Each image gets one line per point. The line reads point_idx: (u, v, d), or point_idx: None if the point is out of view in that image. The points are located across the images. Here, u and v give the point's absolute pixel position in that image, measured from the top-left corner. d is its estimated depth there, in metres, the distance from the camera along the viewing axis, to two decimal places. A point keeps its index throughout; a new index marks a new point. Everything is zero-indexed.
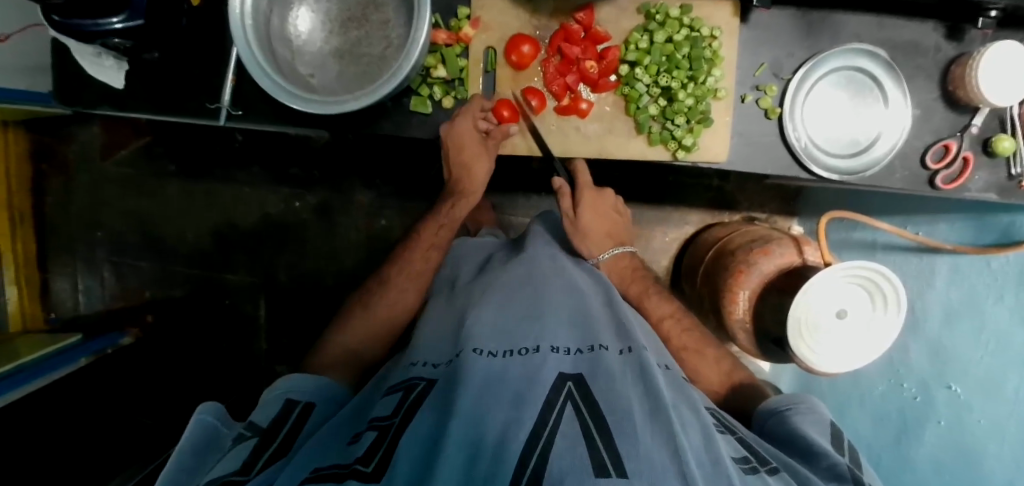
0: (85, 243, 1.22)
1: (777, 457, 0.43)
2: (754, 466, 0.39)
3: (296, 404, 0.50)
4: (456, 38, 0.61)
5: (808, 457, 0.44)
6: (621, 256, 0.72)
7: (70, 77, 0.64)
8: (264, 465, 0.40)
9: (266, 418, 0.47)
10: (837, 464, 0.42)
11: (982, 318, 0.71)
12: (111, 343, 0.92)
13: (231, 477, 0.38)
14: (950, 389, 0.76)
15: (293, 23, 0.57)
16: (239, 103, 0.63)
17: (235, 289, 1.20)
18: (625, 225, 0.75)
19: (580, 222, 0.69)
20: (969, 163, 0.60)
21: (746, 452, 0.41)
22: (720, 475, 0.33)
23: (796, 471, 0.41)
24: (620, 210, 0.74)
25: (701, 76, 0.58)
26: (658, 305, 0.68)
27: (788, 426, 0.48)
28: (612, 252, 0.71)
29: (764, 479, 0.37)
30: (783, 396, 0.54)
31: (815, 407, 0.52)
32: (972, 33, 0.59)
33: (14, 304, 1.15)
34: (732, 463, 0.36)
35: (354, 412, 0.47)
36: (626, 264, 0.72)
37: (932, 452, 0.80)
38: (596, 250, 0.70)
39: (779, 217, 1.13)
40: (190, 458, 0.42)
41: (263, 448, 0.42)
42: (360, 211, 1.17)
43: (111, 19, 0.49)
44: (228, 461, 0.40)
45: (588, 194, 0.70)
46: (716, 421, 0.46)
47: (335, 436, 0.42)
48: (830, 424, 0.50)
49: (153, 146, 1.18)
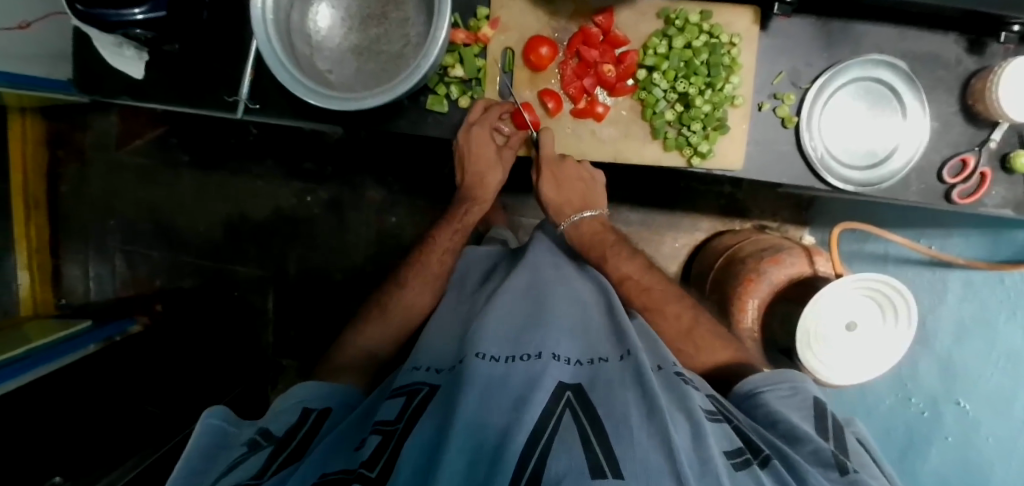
0: (97, 230, 1.23)
1: (766, 441, 0.43)
2: (747, 459, 0.37)
3: (312, 412, 0.50)
4: (475, 38, 0.61)
5: (794, 441, 0.44)
6: (586, 221, 0.69)
7: (90, 66, 0.65)
8: (278, 468, 0.40)
9: (281, 426, 0.47)
10: (821, 449, 0.42)
11: (993, 338, 0.72)
12: (119, 331, 0.94)
13: (247, 480, 0.38)
14: (959, 404, 0.77)
15: (313, 19, 0.58)
16: (256, 97, 0.64)
17: (245, 281, 1.21)
18: (596, 185, 0.68)
19: (539, 195, 0.67)
20: (986, 179, 0.59)
21: (740, 442, 0.40)
22: (712, 475, 0.33)
23: (785, 456, 0.40)
24: (590, 177, 0.67)
25: (719, 82, 0.58)
26: (624, 264, 0.66)
27: (769, 411, 0.48)
28: (574, 219, 0.68)
29: (756, 475, 0.36)
30: (764, 375, 0.53)
31: (799, 387, 0.51)
32: (993, 47, 0.59)
33: (24, 288, 1.16)
34: (723, 459, 0.36)
35: (362, 415, 0.47)
36: (597, 228, 0.69)
37: (937, 469, 0.81)
38: (557, 216, 0.69)
39: (791, 226, 1.13)
40: (201, 459, 0.42)
41: (279, 452, 0.43)
42: (371, 207, 1.17)
43: (134, 9, 0.50)
44: (243, 466, 0.41)
45: (546, 170, 0.63)
46: (713, 408, 0.45)
47: (345, 439, 0.43)
48: (813, 403, 0.49)
49: (168, 136, 1.20)
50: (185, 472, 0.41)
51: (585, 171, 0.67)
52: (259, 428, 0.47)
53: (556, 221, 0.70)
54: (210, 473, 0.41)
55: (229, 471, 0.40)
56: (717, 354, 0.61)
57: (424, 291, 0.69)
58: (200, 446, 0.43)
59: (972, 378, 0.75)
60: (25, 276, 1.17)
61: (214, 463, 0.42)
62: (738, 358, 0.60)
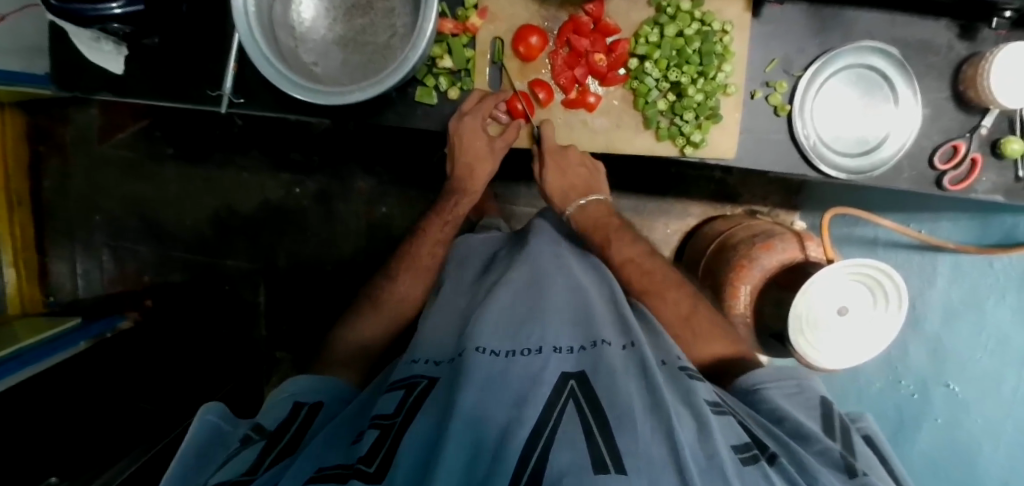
0: (82, 227, 1.21)
1: (775, 439, 0.43)
2: (755, 454, 0.37)
3: (304, 406, 0.50)
4: (463, 28, 0.60)
5: (803, 440, 0.44)
6: (592, 204, 0.69)
7: (66, 61, 0.63)
8: (271, 463, 0.40)
9: (273, 421, 0.47)
10: (830, 449, 0.42)
11: (982, 319, 0.74)
12: (111, 326, 0.96)
13: (239, 477, 0.38)
14: (949, 386, 0.79)
15: (296, 10, 0.56)
16: (241, 91, 0.62)
17: (236, 275, 1.20)
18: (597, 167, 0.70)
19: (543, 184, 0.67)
20: (977, 164, 0.59)
21: (746, 437, 0.39)
22: (719, 472, 0.33)
23: (793, 453, 0.40)
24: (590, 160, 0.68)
25: (712, 71, 0.57)
26: (624, 248, 0.66)
27: (775, 408, 0.48)
28: (584, 202, 0.69)
29: (764, 469, 0.35)
30: (768, 370, 0.53)
31: (805, 385, 0.52)
32: (985, 32, 0.58)
33: (12, 286, 1.15)
34: (728, 453, 0.35)
35: (357, 411, 0.47)
36: (602, 212, 0.69)
37: (927, 450, 0.82)
38: (562, 203, 0.69)
39: (782, 210, 1.13)
40: (195, 457, 0.42)
41: (271, 448, 0.42)
42: (361, 198, 1.16)
43: (110, 4, 0.48)
44: (234, 462, 0.40)
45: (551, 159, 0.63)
46: (713, 397, 0.44)
47: (339, 434, 0.42)
48: (820, 403, 0.50)
49: (152, 130, 1.17)
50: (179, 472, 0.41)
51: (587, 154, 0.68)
52: (251, 423, 0.47)
53: (561, 208, 0.70)
54: (204, 471, 0.41)
55: (220, 469, 0.40)
56: (716, 344, 0.61)
57: (415, 281, 0.68)
58: (195, 445, 0.43)
59: (966, 361, 0.76)
60: (11, 274, 1.16)
61: (206, 462, 0.42)
62: (732, 345, 0.60)
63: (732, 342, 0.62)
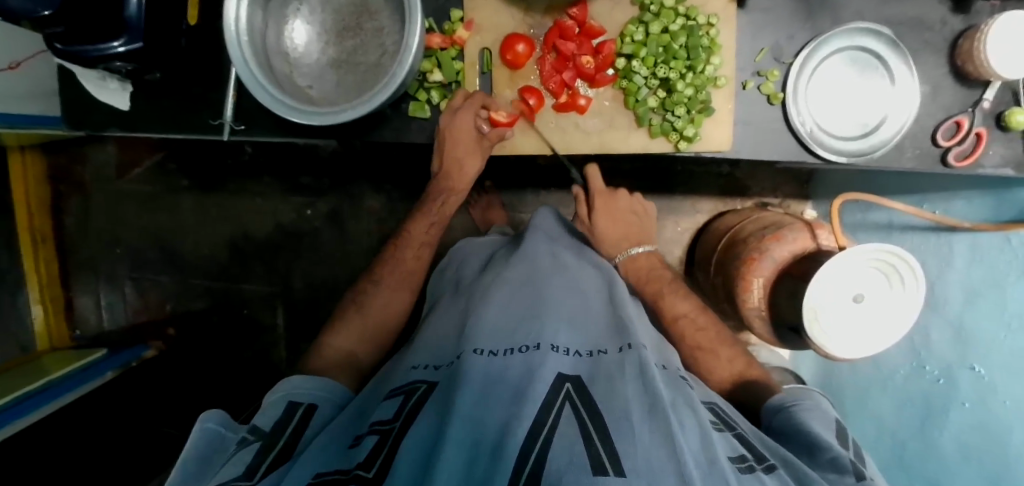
0: (105, 261, 1.25)
1: (773, 451, 0.42)
2: (751, 465, 0.36)
3: (299, 406, 0.50)
4: (451, 41, 0.62)
5: (811, 449, 0.44)
6: (641, 256, 0.71)
7: (78, 101, 0.66)
8: (269, 468, 0.41)
9: (269, 420, 0.48)
10: (838, 457, 0.42)
11: (1002, 297, 0.65)
12: (136, 355, 1.13)
13: (238, 479, 0.39)
14: (974, 370, 0.70)
15: (289, 36, 0.58)
16: (241, 118, 0.64)
17: (253, 299, 1.21)
18: (646, 222, 0.74)
19: (595, 231, 0.72)
20: (982, 138, 0.58)
21: (743, 449, 0.39)
22: (719, 474, 0.32)
23: (791, 465, 0.40)
24: (639, 210, 0.74)
25: (700, 65, 0.57)
26: (677, 303, 0.66)
27: (795, 422, 0.48)
28: (631, 252, 0.71)
29: (761, 478, 0.35)
30: (788, 393, 0.53)
31: (819, 404, 0.52)
32: (979, 4, 0.58)
33: (40, 322, 1.21)
34: (728, 460, 0.35)
35: (354, 415, 0.47)
36: (651, 264, 0.70)
37: (958, 435, 0.73)
38: (612, 251, 0.72)
39: (793, 200, 1.12)
40: (195, 462, 0.43)
41: (268, 451, 0.43)
42: (370, 216, 1.17)
43: (112, 42, 0.50)
44: (232, 463, 0.41)
45: (601, 200, 0.72)
46: (713, 416, 0.44)
47: (338, 436, 0.43)
48: (834, 421, 0.49)
49: (166, 162, 1.21)
50: (181, 475, 0.42)
51: (636, 203, 0.74)
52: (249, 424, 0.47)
53: (610, 255, 0.72)
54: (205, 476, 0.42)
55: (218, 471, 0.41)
56: (723, 356, 0.61)
57: None
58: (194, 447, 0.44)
59: (989, 343, 0.67)
60: (39, 310, 1.21)
61: (208, 464, 0.43)
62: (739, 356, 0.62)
63: (742, 357, 0.62)
